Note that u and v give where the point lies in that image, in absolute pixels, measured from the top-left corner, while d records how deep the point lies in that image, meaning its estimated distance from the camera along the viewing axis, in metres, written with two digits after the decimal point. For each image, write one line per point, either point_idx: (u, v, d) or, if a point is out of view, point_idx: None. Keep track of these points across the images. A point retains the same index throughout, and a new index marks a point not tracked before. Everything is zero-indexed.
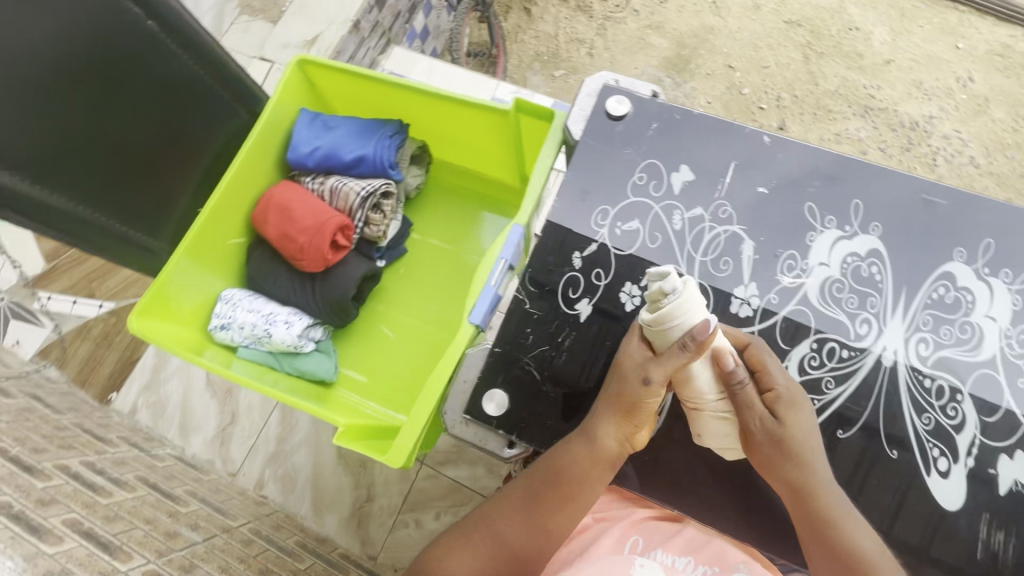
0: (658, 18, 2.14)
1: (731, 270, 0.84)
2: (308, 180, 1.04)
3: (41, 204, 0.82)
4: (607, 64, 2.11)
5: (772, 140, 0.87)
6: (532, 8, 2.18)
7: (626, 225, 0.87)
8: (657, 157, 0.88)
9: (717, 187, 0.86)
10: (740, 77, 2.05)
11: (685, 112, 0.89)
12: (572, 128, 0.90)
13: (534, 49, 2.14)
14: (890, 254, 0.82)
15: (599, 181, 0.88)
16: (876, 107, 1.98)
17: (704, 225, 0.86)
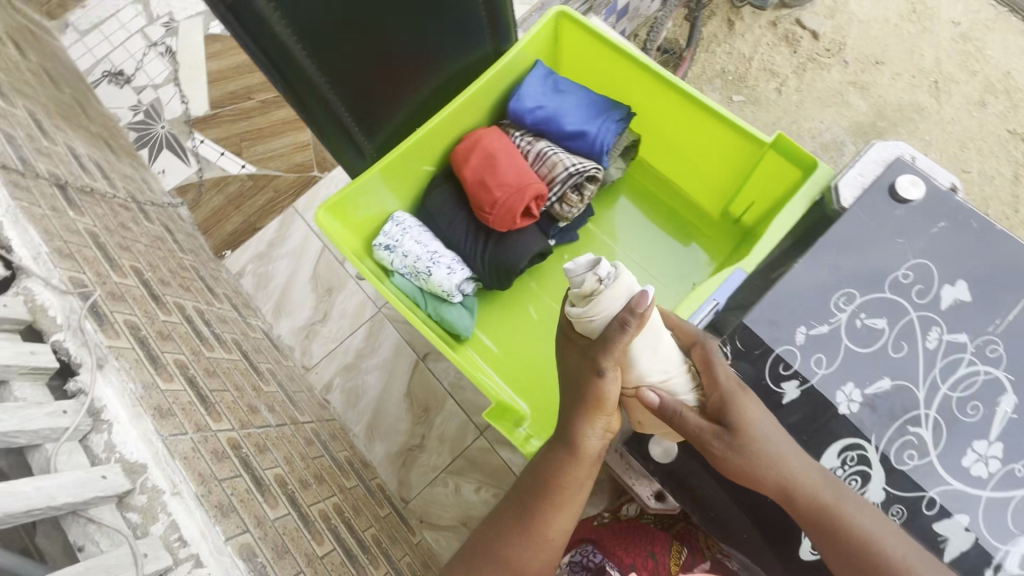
0: (867, 77, 1.94)
1: (984, 420, 0.64)
2: (517, 134, 0.98)
3: (295, 71, 0.73)
4: (792, 106, 1.93)
5: None
6: (736, 22, 2.03)
7: (870, 320, 0.68)
8: (933, 257, 0.69)
9: (996, 318, 0.67)
10: None
11: (986, 223, 0.70)
12: (843, 192, 0.74)
13: (721, 65, 2.00)
14: None
15: (856, 258, 0.71)
16: None
17: (963, 357, 0.66)
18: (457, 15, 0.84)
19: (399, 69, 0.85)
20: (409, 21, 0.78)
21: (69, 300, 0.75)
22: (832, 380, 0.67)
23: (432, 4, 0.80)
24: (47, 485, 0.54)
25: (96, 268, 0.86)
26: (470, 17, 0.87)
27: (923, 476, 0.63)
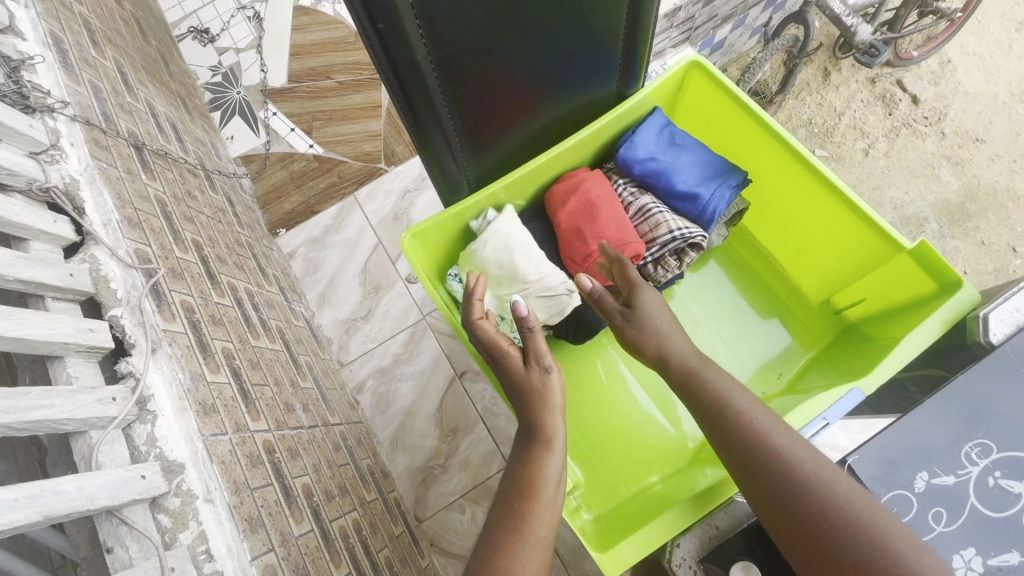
0: (964, 153, 1.82)
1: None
2: (621, 182, 0.92)
3: (424, 102, 0.64)
4: (877, 171, 1.84)
5: None
6: (832, 73, 1.93)
7: (1008, 481, 0.57)
8: None
9: None
10: (1017, 266, 1.73)
11: None
12: (992, 325, 0.64)
13: (808, 115, 1.91)
14: None
15: (994, 399, 0.59)
16: None
17: None
18: (590, 56, 0.76)
19: (520, 95, 0.75)
20: (546, 47, 0.69)
21: (133, 276, 0.72)
22: (949, 544, 0.56)
23: (570, 45, 0.72)
24: (89, 485, 0.52)
25: (161, 240, 0.84)
26: (603, 53, 0.77)
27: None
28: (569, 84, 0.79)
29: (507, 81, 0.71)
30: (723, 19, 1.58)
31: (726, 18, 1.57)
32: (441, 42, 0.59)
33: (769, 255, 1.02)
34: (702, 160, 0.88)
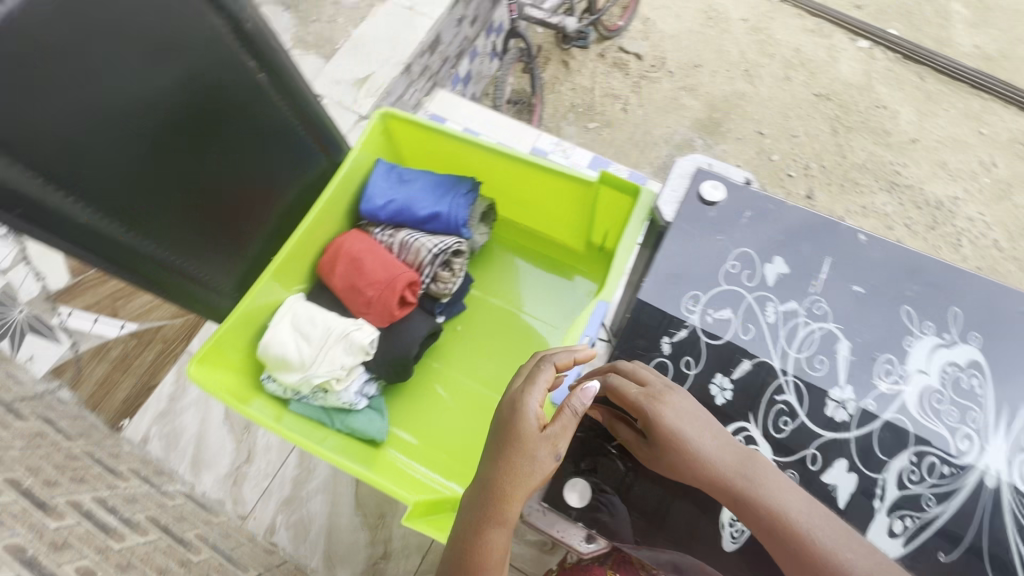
0: (692, 80, 2.22)
1: (825, 372, 0.79)
2: (380, 231, 1.08)
3: (120, 247, 0.79)
4: (640, 120, 2.16)
5: (868, 238, 0.84)
6: (570, 61, 2.25)
7: (718, 312, 0.82)
8: (750, 245, 0.85)
9: (812, 282, 0.83)
10: (770, 144, 2.10)
11: (778, 203, 0.87)
12: (663, 210, 0.94)
13: (569, 101, 2.20)
14: (993, 368, 0.78)
15: (694, 265, 0.84)
16: (902, 184, 2.01)
17: (799, 320, 0.81)
18: (257, 155, 0.96)
19: (218, 208, 0.92)
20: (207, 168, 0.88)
21: None
22: (703, 377, 0.79)
23: (230, 155, 0.91)
24: None
25: None
26: (271, 145, 0.98)
27: (794, 438, 0.76)
28: (266, 174, 0.99)
29: (198, 198, 0.89)
30: (454, 59, 1.81)
31: (458, 55, 1.81)
32: (104, 203, 0.76)
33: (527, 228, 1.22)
34: (429, 184, 1.07)
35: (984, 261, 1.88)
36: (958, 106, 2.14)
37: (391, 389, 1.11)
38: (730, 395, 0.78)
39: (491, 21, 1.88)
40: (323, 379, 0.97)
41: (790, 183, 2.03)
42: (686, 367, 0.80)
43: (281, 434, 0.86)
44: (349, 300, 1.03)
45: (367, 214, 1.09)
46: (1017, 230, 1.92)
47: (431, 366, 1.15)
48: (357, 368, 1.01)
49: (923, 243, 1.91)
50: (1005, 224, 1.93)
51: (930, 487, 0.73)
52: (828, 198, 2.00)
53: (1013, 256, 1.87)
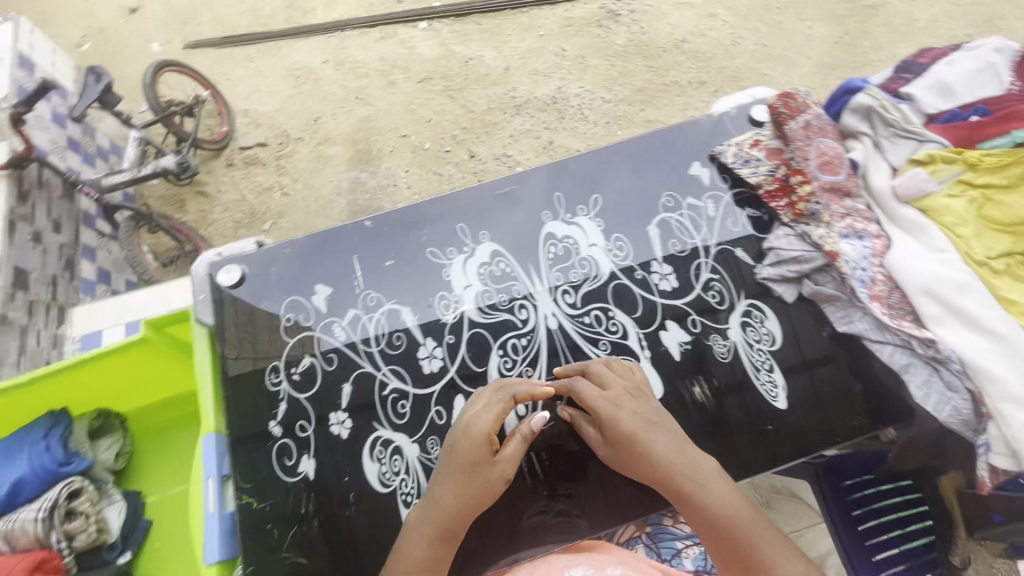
0: (321, 133, 2.33)
1: (405, 342, 1.01)
2: (29, 513, 1.13)
3: None
4: (305, 192, 2.21)
5: (372, 222, 1.07)
6: (206, 188, 2.21)
7: (301, 366, 1.00)
8: (295, 293, 1.03)
9: (358, 284, 1.03)
10: (416, 139, 2.30)
11: (292, 246, 1.05)
12: (203, 314, 1.01)
13: (231, 220, 2.16)
14: (507, 250, 1.05)
15: (270, 346, 1.01)
16: (522, 102, 2.35)
17: (363, 319, 1.02)
18: None
19: None
20: None
21: None
22: (323, 423, 0.97)
23: None
24: None
25: None
26: None
27: (415, 410, 0.98)
28: None
29: None
30: (68, 272, 1.61)
31: (69, 265, 1.61)
32: None
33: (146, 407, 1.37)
34: None
35: (606, 116, 2.31)
36: (516, 22, 2.54)
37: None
38: (349, 422, 0.97)
39: (83, 213, 1.72)
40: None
41: (452, 156, 2.26)
42: (302, 431, 0.97)
43: None
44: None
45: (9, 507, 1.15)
46: (609, 81, 2.38)
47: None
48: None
49: (563, 133, 2.29)
50: (600, 82, 2.38)
51: (521, 362, 0.99)
52: (484, 147, 2.27)
53: (618, 101, 2.33)
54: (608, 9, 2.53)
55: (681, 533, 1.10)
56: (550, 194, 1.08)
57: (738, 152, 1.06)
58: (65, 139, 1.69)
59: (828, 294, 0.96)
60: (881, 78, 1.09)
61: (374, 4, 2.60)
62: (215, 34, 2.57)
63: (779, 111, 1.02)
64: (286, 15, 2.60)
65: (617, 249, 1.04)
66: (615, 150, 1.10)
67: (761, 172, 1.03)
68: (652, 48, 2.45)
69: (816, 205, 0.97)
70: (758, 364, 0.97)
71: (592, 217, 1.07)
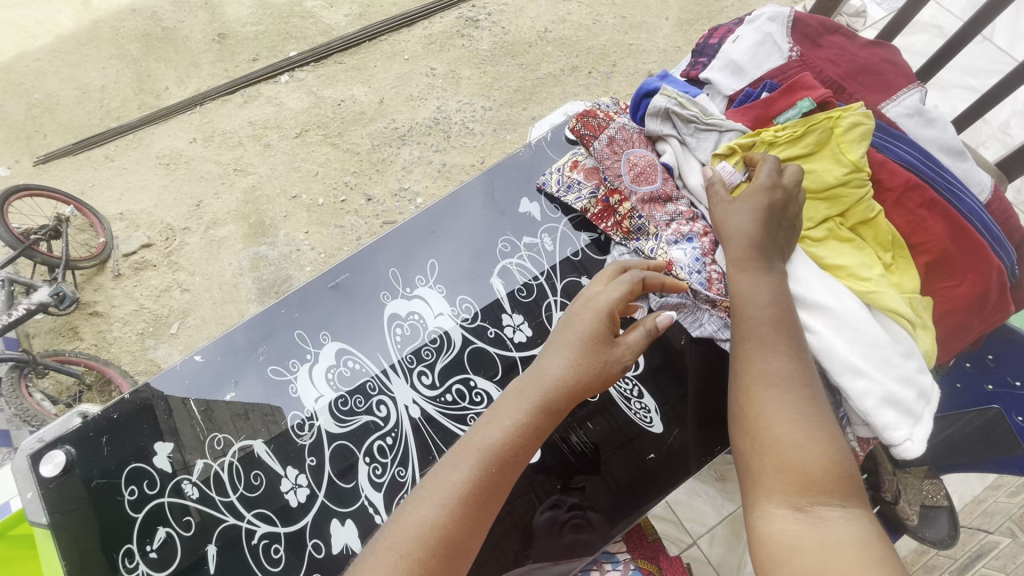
0: (208, 217, 2.21)
1: (264, 479, 0.92)
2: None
3: None
4: (206, 283, 2.10)
5: (202, 355, 1.00)
6: (97, 307, 2.06)
7: (156, 540, 0.88)
8: (130, 461, 0.92)
9: (201, 428, 0.95)
10: (308, 197, 2.21)
11: (115, 408, 0.94)
12: (33, 517, 0.87)
13: (133, 333, 2.02)
14: (350, 345, 1.02)
15: (112, 530, 0.88)
16: (405, 132, 2.30)
17: (215, 467, 0.93)
18: None
19: None
20: None
21: None
22: None
23: None
24: None
25: None
26: None
27: (290, 553, 0.89)
28: None
29: None
30: None
31: None
32: None
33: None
34: None
35: (491, 125, 2.30)
36: (380, 52, 2.48)
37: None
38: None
39: None
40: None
41: (349, 205, 2.20)
42: None
43: None
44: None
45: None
46: (484, 89, 2.36)
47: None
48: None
49: (453, 152, 2.26)
50: (476, 92, 2.36)
51: (391, 464, 0.94)
52: (379, 187, 2.22)
53: (498, 107, 2.33)
54: (466, 17, 2.51)
55: None
56: (384, 272, 1.07)
57: (560, 179, 1.09)
58: None
59: (675, 302, 0.94)
60: (686, 65, 1.13)
61: (230, 68, 2.48)
62: (66, 142, 2.39)
63: (581, 133, 1.04)
64: (138, 103, 2.45)
65: (462, 312, 1.05)
66: (431, 213, 1.11)
67: (584, 197, 1.07)
68: (518, 46, 2.44)
69: (640, 220, 0.99)
70: (628, 393, 1.01)
71: (430, 285, 1.07)
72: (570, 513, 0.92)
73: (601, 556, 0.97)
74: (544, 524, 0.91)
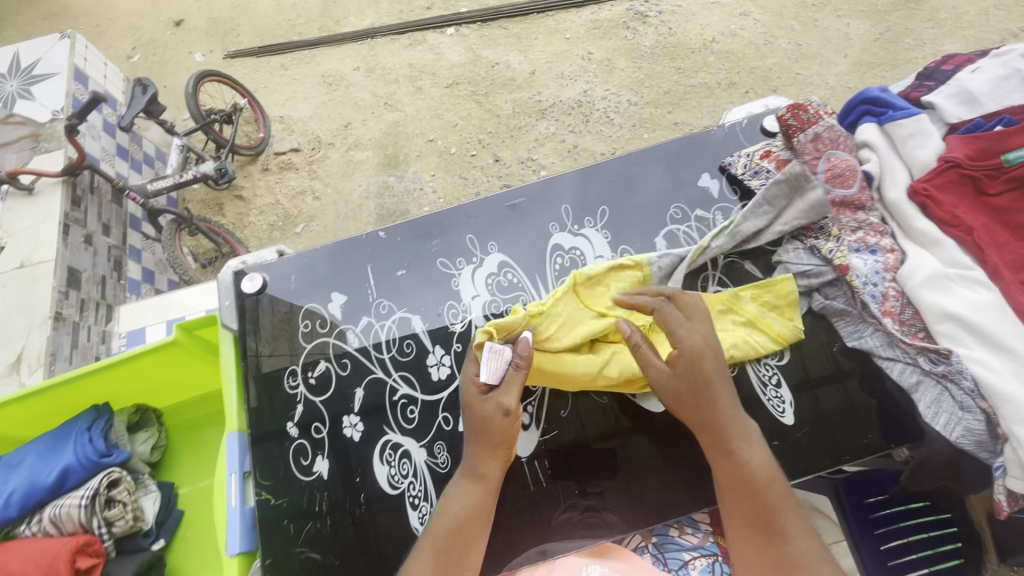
0: (353, 138, 2.39)
1: (414, 349, 0.97)
2: (23, 529, 0.94)
3: None
4: (336, 196, 2.28)
5: (386, 232, 1.05)
6: (242, 192, 2.30)
7: (317, 370, 0.97)
8: (312, 300, 1.01)
9: (370, 291, 1.01)
10: (443, 144, 2.33)
11: (313, 254, 1.03)
12: (229, 322, 1.00)
13: (265, 223, 2.24)
14: (512, 259, 1.02)
15: (281, 347, 0.98)
16: (547, 106, 2.36)
17: (376, 326, 0.98)
18: None
19: None
20: None
21: None
22: (335, 424, 0.94)
23: None
24: None
25: None
26: None
27: (423, 416, 0.94)
28: None
29: None
30: (116, 271, 1.71)
31: (116, 268, 1.71)
32: None
33: (181, 402, 1.14)
34: (42, 447, 0.98)
35: (632, 119, 2.28)
36: (544, 26, 2.54)
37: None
38: (361, 424, 0.94)
39: (130, 216, 1.84)
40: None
41: (477, 160, 2.29)
42: (316, 432, 0.94)
43: None
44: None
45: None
46: (633, 83, 2.36)
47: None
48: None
49: (589, 135, 2.28)
50: (624, 84, 2.36)
51: None
52: (508, 151, 2.29)
53: (647, 102, 2.31)
54: (636, 10, 2.50)
55: (688, 544, 0.92)
56: (557, 205, 1.04)
57: (749, 163, 1.03)
58: (115, 146, 1.83)
59: (837, 308, 0.92)
60: (906, 86, 1.07)
61: (404, 11, 2.66)
62: (254, 44, 2.68)
63: (788, 123, 0.97)
64: (320, 24, 2.68)
65: (623, 260, 1.00)
66: (616, 165, 1.08)
67: (770, 185, 1.00)
68: (680, 50, 2.41)
69: (825, 221, 0.93)
70: (766, 379, 0.93)
71: (596, 228, 1.03)
72: (583, 514, 0.92)
73: (682, 518, 0.96)
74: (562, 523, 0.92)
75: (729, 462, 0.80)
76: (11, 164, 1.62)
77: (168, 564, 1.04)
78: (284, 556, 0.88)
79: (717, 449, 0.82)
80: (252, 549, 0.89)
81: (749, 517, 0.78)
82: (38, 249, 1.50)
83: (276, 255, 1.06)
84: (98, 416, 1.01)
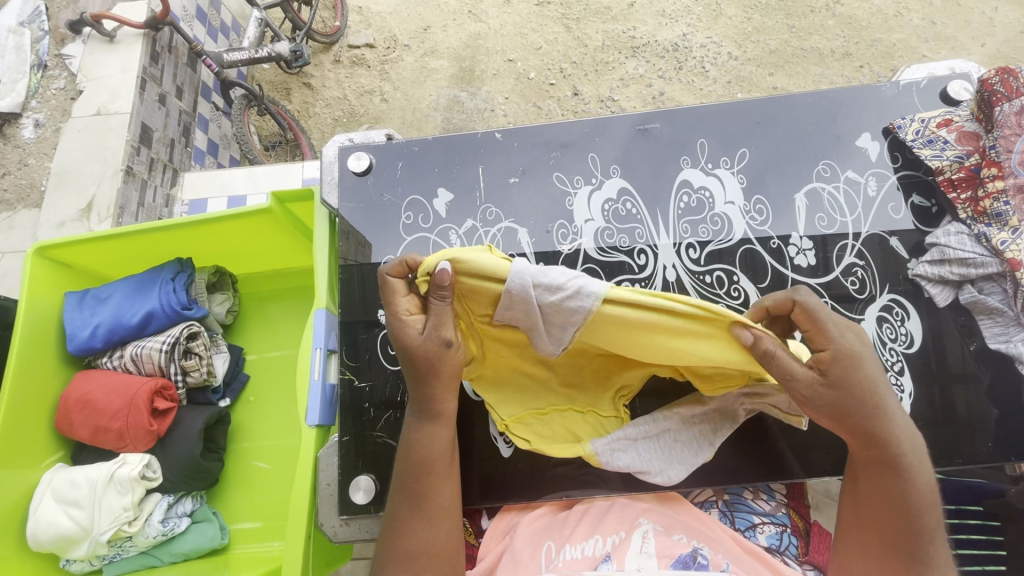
0: (430, 43, 2.10)
1: (517, 263, 0.83)
2: (105, 361, 0.84)
3: None
4: (403, 101, 2.06)
5: (504, 134, 0.88)
6: (311, 80, 2.14)
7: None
8: (415, 191, 0.86)
9: (477, 193, 0.85)
10: (522, 66, 2.04)
11: (420, 141, 0.87)
12: (328, 199, 0.85)
13: (330, 117, 2.09)
14: (637, 187, 0.85)
15: (369, 232, 0.85)
16: (640, 44, 2.01)
17: (479, 233, 0.84)
18: None
19: None
20: None
21: None
22: None
23: None
24: None
25: None
26: None
27: None
28: None
29: None
30: (184, 138, 1.61)
31: (185, 132, 1.61)
32: None
33: (263, 271, 1.00)
34: (131, 287, 0.85)
35: (729, 75, 1.95)
36: None
37: (213, 488, 0.89)
38: None
39: (201, 83, 1.72)
40: (111, 533, 0.74)
41: (555, 90, 2.01)
42: None
43: (41, 549, 0.74)
44: (104, 445, 0.79)
45: (76, 353, 0.83)
46: (739, 36, 1.99)
47: (241, 449, 0.92)
48: (150, 497, 0.79)
49: (678, 87, 1.96)
50: (729, 35, 1.99)
51: None
52: (590, 87, 1.99)
53: (747, 60, 1.96)
54: None
55: (760, 509, 0.74)
56: (692, 137, 0.85)
57: (922, 130, 0.78)
58: (195, 7, 1.69)
59: (989, 306, 0.72)
60: None
61: None
62: None
63: (990, 89, 0.71)
64: None
65: (761, 211, 0.82)
66: (808, 100, 0.84)
67: (947, 156, 0.76)
68: (798, 6, 2.01)
69: (1004, 206, 0.69)
70: (887, 363, 0.75)
71: (734, 171, 0.84)
72: (585, 467, 0.75)
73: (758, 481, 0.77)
74: (566, 470, 0.76)
75: (889, 478, 0.57)
76: (95, 9, 1.52)
77: (231, 424, 0.93)
78: (360, 441, 0.77)
79: (873, 460, 0.58)
80: (329, 424, 0.79)
81: (879, 531, 0.58)
82: (115, 98, 1.41)
83: (385, 136, 0.90)
84: (183, 268, 0.87)
